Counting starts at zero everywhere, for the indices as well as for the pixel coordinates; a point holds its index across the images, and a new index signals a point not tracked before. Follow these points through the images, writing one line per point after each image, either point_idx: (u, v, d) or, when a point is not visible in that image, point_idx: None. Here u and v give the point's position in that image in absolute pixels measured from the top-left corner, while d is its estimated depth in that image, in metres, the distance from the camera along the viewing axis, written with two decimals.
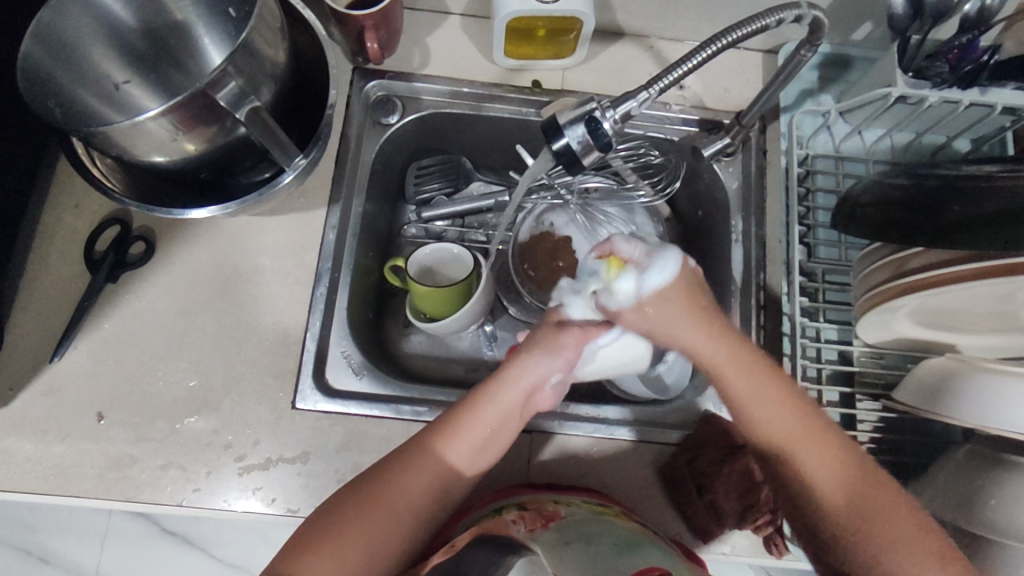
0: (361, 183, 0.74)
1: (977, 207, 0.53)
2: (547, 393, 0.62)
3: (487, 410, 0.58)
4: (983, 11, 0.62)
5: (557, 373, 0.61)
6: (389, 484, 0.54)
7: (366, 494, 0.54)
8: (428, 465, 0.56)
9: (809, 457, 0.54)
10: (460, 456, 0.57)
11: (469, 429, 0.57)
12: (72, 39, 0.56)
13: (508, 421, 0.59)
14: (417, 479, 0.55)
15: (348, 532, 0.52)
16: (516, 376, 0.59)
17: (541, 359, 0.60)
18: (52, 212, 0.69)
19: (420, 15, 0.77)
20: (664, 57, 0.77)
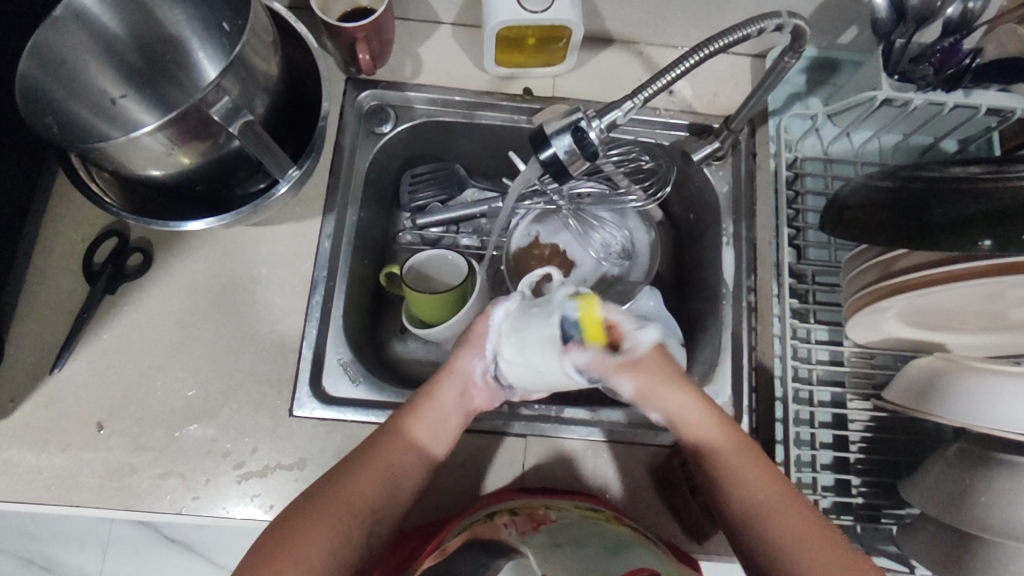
0: (355, 192, 0.74)
1: (960, 207, 0.54)
2: (482, 388, 0.60)
3: (433, 401, 0.59)
4: (964, 14, 0.63)
5: (482, 365, 0.59)
6: (346, 479, 0.54)
7: (327, 493, 0.54)
8: (381, 456, 0.56)
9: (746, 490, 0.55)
10: (419, 446, 0.58)
11: (418, 420, 0.58)
12: (68, 57, 0.57)
13: (453, 413, 0.59)
14: (368, 472, 0.55)
15: (310, 530, 0.52)
16: (453, 375, 0.59)
17: (472, 351, 0.59)
18: (51, 225, 0.69)
19: (412, 26, 0.78)
20: (654, 63, 0.78)
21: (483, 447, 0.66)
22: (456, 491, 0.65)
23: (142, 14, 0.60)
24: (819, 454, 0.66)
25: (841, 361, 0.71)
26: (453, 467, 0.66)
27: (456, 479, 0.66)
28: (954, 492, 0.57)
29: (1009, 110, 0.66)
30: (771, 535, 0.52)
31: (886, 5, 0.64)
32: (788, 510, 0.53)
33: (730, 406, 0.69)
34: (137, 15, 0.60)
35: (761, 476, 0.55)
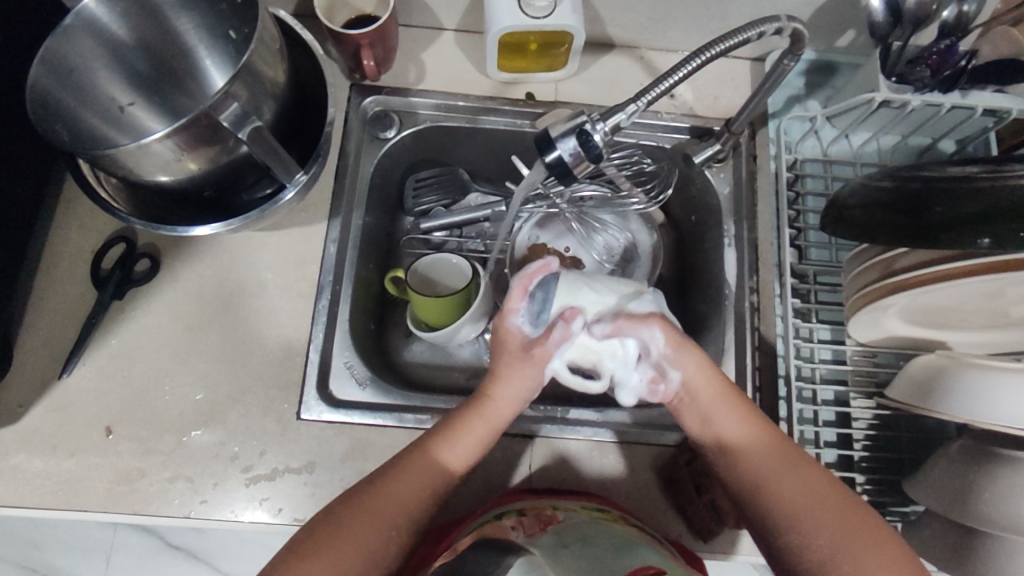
0: (360, 197, 0.75)
1: (960, 206, 0.54)
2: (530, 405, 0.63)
3: (479, 412, 0.60)
4: (960, 17, 0.65)
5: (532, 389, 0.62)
6: (386, 482, 0.55)
7: (362, 499, 0.55)
8: (420, 466, 0.57)
9: (782, 482, 0.55)
10: (454, 453, 0.58)
11: (460, 434, 0.59)
12: (78, 65, 0.58)
13: (495, 424, 0.61)
14: (407, 483, 0.56)
15: (349, 532, 0.53)
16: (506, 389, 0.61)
17: (520, 379, 0.61)
18: (59, 232, 0.70)
19: (415, 32, 0.79)
20: (655, 67, 0.79)
21: (488, 447, 0.67)
22: (463, 491, 0.66)
23: (151, 23, 0.61)
24: (823, 453, 0.67)
25: (843, 360, 0.71)
26: (460, 468, 0.66)
27: (464, 481, 0.66)
28: (958, 488, 0.58)
29: (1004, 110, 0.67)
30: (806, 526, 0.53)
31: (881, 6, 0.65)
32: (831, 499, 0.54)
33: None
34: (146, 24, 0.61)
35: (800, 468, 0.56)
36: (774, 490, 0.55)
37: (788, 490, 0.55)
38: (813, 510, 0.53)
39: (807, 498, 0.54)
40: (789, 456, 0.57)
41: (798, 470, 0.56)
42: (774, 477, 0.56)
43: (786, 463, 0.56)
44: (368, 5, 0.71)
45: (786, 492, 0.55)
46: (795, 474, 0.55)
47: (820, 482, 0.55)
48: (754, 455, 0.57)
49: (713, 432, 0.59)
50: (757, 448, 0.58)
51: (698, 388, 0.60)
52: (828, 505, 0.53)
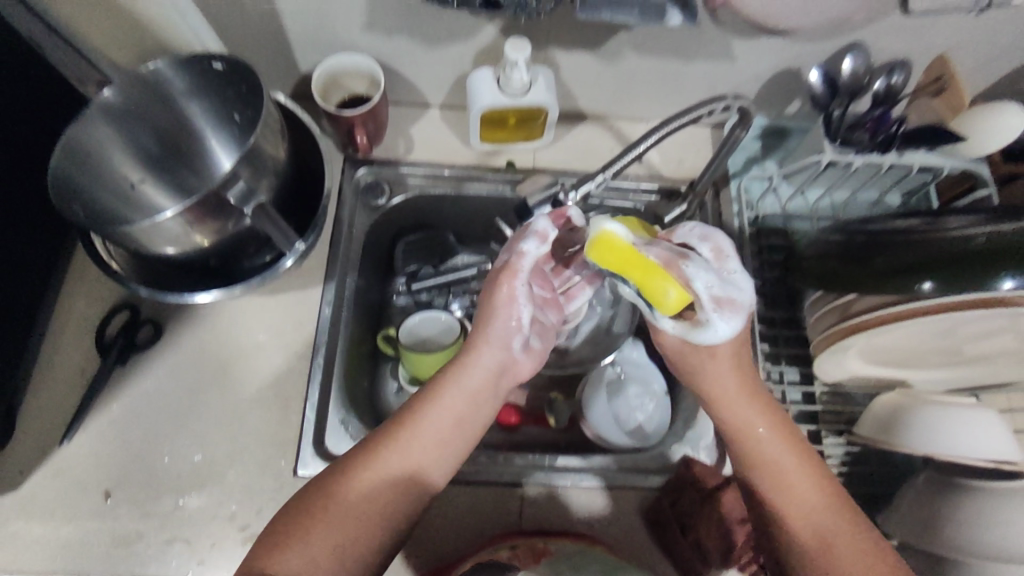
0: (354, 260, 0.80)
1: (900, 257, 0.60)
2: (523, 360, 0.63)
3: (470, 376, 0.59)
4: (889, 89, 0.72)
5: (519, 339, 0.61)
6: (375, 466, 0.54)
7: (353, 476, 0.53)
8: (407, 450, 0.55)
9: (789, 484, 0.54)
10: (434, 434, 0.56)
11: (438, 407, 0.57)
12: (93, 149, 0.64)
13: (486, 391, 0.60)
14: (393, 465, 0.54)
15: (332, 519, 0.51)
16: (493, 343, 0.60)
17: (501, 319, 0.60)
18: (65, 302, 0.73)
19: (403, 109, 0.86)
20: (623, 135, 0.87)
21: (478, 495, 0.70)
22: (454, 539, 0.68)
23: (164, 110, 0.67)
24: None
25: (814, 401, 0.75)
26: (451, 513, 0.69)
27: (452, 530, 0.68)
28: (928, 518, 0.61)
29: (938, 168, 0.73)
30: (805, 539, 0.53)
31: (819, 82, 0.73)
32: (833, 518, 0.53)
33: (715, 448, 0.73)
34: (159, 110, 0.67)
35: (780, 446, 0.56)
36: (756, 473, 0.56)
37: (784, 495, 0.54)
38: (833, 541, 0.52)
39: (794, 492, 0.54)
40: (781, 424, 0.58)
41: (785, 445, 0.56)
42: (755, 445, 0.56)
43: (771, 439, 0.56)
44: (360, 86, 0.78)
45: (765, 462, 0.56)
46: (780, 451, 0.56)
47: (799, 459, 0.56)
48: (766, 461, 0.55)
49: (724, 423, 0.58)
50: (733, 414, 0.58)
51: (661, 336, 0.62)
52: (807, 493, 0.54)
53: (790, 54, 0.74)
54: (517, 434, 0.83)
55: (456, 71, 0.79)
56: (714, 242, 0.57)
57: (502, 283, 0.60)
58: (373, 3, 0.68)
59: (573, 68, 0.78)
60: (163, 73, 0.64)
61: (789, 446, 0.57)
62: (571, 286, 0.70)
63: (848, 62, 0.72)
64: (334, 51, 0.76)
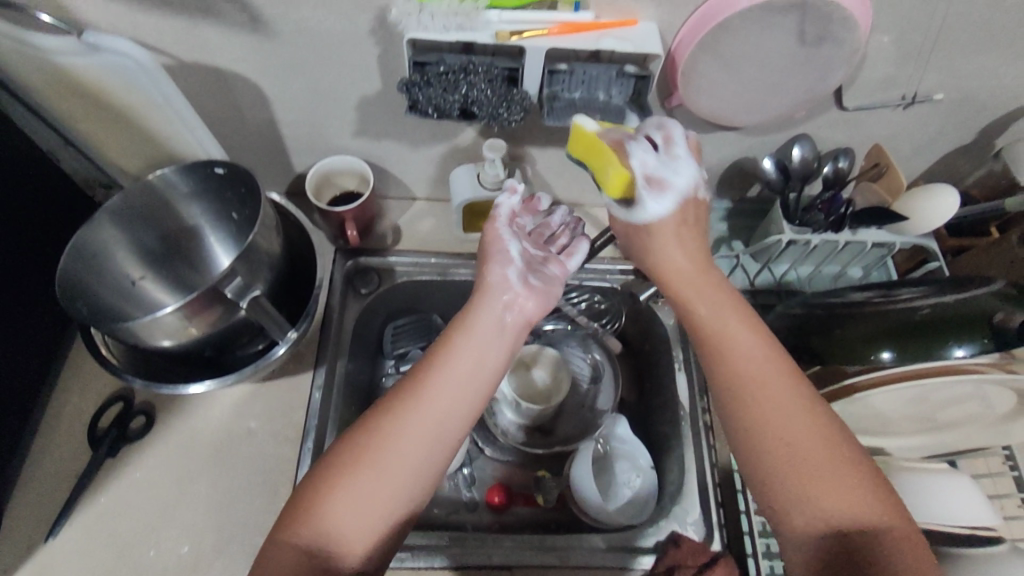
0: (344, 345, 0.83)
1: (857, 328, 0.64)
2: (527, 295, 0.63)
3: (474, 330, 0.60)
4: (837, 173, 0.79)
5: (514, 270, 0.64)
6: (383, 441, 0.53)
7: (364, 452, 0.53)
8: (418, 417, 0.54)
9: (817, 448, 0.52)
10: (444, 397, 0.55)
11: (447, 371, 0.57)
12: (99, 250, 0.68)
13: (494, 344, 0.59)
14: (403, 437, 0.53)
15: (346, 498, 0.51)
16: (492, 292, 0.63)
17: (496, 256, 0.65)
18: (61, 395, 0.75)
19: (392, 202, 0.92)
20: (598, 221, 0.93)
21: None
22: None
23: (168, 212, 0.72)
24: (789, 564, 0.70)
25: None
26: None
27: None
28: None
29: (891, 244, 0.79)
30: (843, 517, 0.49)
31: (773, 169, 0.80)
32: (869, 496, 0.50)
33: (702, 523, 0.74)
34: (164, 212, 0.72)
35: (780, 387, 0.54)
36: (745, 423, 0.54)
37: (817, 462, 0.51)
38: (877, 530, 0.49)
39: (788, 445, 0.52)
40: (782, 363, 0.56)
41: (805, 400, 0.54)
42: (747, 389, 0.55)
43: (796, 390, 0.54)
44: (351, 183, 0.84)
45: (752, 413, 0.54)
46: (800, 410, 0.53)
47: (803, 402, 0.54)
48: (790, 416, 0.53)
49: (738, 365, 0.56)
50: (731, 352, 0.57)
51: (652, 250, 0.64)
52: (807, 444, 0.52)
53: (744, 145, 0.81)
54: (507, 514, 0.84)
55: (440, 167, 0.86)
56: (667, 130, 0.63)
57: (492, 225, 0.67)
58: (363, 113, 0.75)
59: (547, 162, 0.85)
60: (169, 179, 0.70)
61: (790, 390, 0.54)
62: (572, 245, 0.72)
63: (797, 150, 0.78)
64: (327, 153, 0.83)
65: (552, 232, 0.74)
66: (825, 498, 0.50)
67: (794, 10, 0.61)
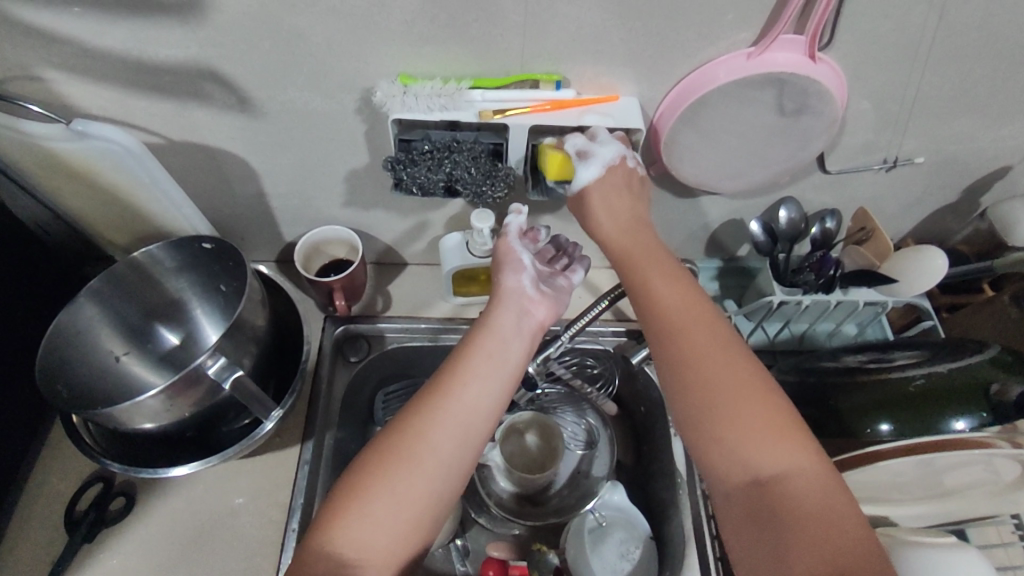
0: (333, 416, 0.81)
1: (857, 397, 0.64)
2: (538, 300, 0.64)
3: (495, 335, 0.61)
4: (825, 234, 0.79)
5: (529, 279, 0.65)
6: (406, 441, 0.54)
7: (385, 455, 0.53)
8: (446, 415, 0.55)
9: (781, 445, 0.52)
10: (471, 395, 0.57)
11: (470, 372, 0.58)
12: (82, 331, 0.68)
13: (511, 346, 0.61)
14: (431, 435, 0.54)
15: (374, 502, 0.51)
16: (508, 298, 0.63)
17: (512, 264, 0.65)
18: (39, 477, 0.73)
19: (382, 268, 0.91)
20: (589, 282, 0.93)
21: None
22: None
23: (154, 288, 0.72)
24: None
25: None
26: None
27: None
28: None
29: (882, 304, 0.79)
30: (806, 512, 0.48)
31: (761, 231, 0.80)
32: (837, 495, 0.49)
33: None
34: (150, 289, 0.72)
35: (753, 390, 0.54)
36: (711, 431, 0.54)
37: (771, 453, 0.51)
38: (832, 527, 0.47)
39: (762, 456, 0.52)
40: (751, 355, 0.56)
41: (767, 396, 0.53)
42: (715, 391, 0.54)
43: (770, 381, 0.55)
44: (340, 252, 0.84)
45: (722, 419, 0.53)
46: (762, 403, 0.53)
47: (778, 412, 0.53)
48: (753, 405, 0.53)
49: (689, 349, 0.56)
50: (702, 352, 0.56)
51: (616, 240, 0.64)
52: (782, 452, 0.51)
53: (731, 208, 0.82)
54: None
55: (429, 234, 0.86)
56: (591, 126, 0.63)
57: (504, 239, 0.67)
58: (352, 185, 0.76)
59: None
60: (155, 255, 0.70)
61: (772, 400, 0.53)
62: (571, 265, 0.70)
63: (784, 212, 0.78)
64: (316, 223, 0.83)
65: (554, 253, 0.72)
66: (792, 488, 0.50)
67: (771, 86, 0.62)
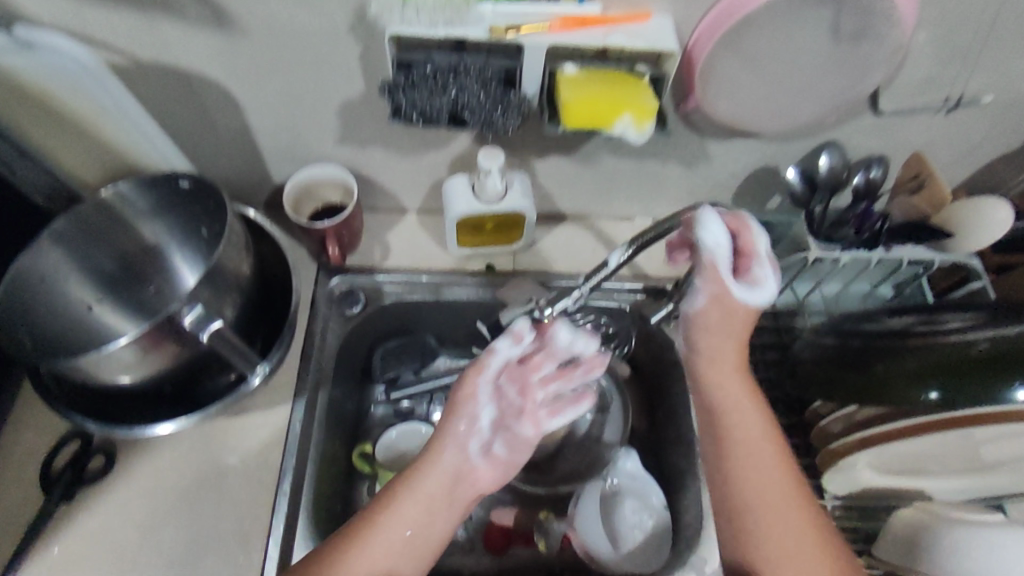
0: (327, 373, 0.75)
1: (899, 363, 0.58)
2: (486, 467, 0.59)
3: (452, 440, 0.60)
4: (870, 183, 0.71)
5: (473, 441, 0.59)
6: (404, 507, 0.56)
7: (386, 517, 0.56)
8: (422, 499, 0.57)
9: (789, 528, 0.57)
10: (431, 486, 0.58)
11: (439, 460, 0.59)
12: (47, 277, 0.62)
13: (444, 500, 0.58)
14: (412, 510, 0.57)
15: (376, 552, 0.54)
16: (467, 407, 0.60)
17: (470, 415, 0.60)
18: (11, 434, 0.68)
19: (380, 215, 0.84)
20: (605, 234, 0.85)
21: None
22: None
23: (127, 231, 0.66)
24: None
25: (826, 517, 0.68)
26: None
27: None
28: None
29: (928, 261, 0.71)
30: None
31: (798, 180, 0.72)
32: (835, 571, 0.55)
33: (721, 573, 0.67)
34: (122, 232, 0.65)
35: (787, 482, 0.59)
36: (743, 513, 0.58)
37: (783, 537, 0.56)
38: None
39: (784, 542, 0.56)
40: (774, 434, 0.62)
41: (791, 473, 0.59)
42: (749, 475, 0.59)
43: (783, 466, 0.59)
44: (334, 195, 0.76)
45: (741, 503, 0.59)
46: (783, 479, 0.59)
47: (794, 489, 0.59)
48: (756, 493, 0.59)
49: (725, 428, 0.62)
50: (749, 435, 0.61)
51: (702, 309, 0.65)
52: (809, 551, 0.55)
53: (765, 154, 0.74)
54: (506, 557, 0.77)
55: (431, 178, 0.78)
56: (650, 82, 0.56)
57: (474, 371, 0.62)
58: (346, 119, 0.68)
59: (549, 172, 0.77)
60: (125, 195, 0.63)
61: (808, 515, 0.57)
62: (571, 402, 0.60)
63: (825, 159, 0.71)
64: (307, 163, 0.75)
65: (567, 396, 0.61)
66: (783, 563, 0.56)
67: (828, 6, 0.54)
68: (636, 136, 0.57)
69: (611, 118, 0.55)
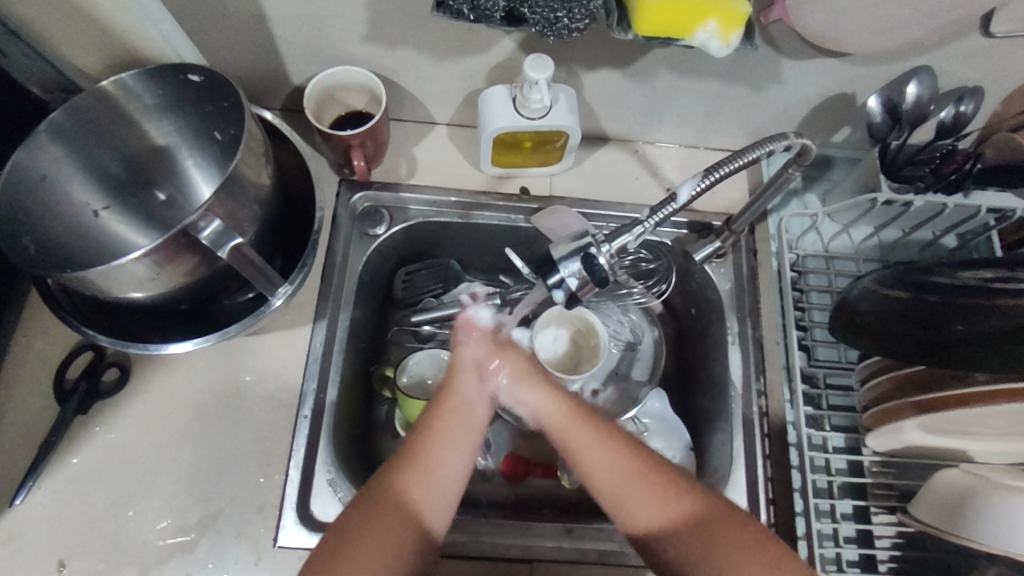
0: (348, 295, 0.71)
1: (982, 323, 0.53)
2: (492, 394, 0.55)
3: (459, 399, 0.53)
4: (958, 118, 0.64)
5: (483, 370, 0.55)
6: (390, 498, 0.47)
7: (372, 508, 0.47)
8: (416, 477, 0.48)
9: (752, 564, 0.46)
10: (431, 464, 0.49)
11: (442, 429, 0.51)
12: (48, 177, 0.56)
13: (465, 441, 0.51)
14: (404, 497, 0.47)
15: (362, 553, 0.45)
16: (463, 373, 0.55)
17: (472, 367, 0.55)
18: (21, 340, 0.65)
19: (406, 126, 0.77)
20: (650, 161, 0.78)
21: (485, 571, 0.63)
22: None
23: (133, 130, 0.59)
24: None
25: (860, 471, 0.66)
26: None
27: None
28: None
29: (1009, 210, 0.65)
30: None
31: (880, 110, 0.64)
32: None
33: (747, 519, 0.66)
34: (128, 131, 0.59)
35: (624, 467, 0.49)
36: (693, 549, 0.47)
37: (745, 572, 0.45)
38: None
39: (662, 519, 0.48)
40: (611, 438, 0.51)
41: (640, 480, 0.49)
42: (625, 493, 0.49)
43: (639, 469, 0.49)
44: (358, 101, 0.69)
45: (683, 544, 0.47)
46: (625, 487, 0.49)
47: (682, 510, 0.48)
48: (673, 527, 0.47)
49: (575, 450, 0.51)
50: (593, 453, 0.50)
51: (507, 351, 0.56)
52: (707, 530, 0.47)
53: (845, 79, 0.66)
54: (525, 486, 0.76)
55: (466, 86, 0.70)
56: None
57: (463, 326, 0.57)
58: (377, 12, 0.60)
59: (597, 87, 0.69)
60: (129, 86, 0.56)
61: (663, 473, 0.49)
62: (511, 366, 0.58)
63: (912, 88, 0.63)
64: (330, 62, 0.67)
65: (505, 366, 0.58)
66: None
67: None
68: (719, 45, 0.51)
69: (695, 26, 0.49)
